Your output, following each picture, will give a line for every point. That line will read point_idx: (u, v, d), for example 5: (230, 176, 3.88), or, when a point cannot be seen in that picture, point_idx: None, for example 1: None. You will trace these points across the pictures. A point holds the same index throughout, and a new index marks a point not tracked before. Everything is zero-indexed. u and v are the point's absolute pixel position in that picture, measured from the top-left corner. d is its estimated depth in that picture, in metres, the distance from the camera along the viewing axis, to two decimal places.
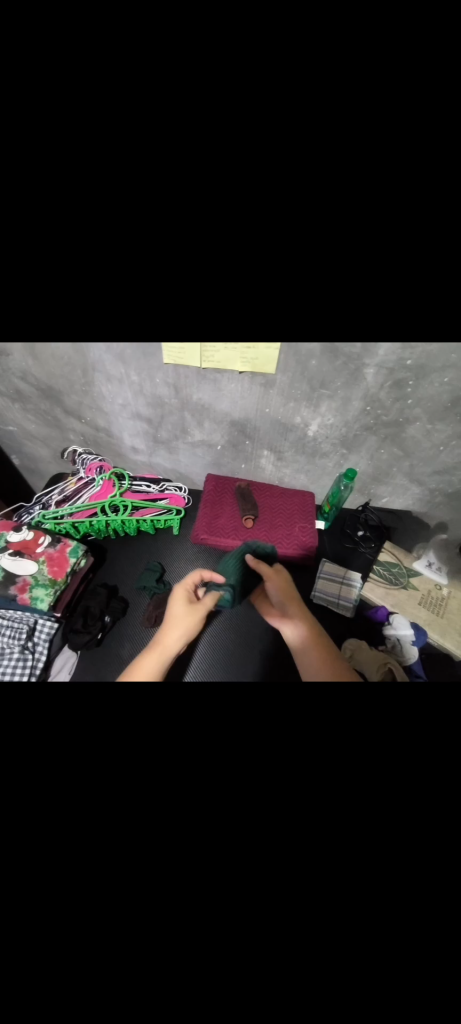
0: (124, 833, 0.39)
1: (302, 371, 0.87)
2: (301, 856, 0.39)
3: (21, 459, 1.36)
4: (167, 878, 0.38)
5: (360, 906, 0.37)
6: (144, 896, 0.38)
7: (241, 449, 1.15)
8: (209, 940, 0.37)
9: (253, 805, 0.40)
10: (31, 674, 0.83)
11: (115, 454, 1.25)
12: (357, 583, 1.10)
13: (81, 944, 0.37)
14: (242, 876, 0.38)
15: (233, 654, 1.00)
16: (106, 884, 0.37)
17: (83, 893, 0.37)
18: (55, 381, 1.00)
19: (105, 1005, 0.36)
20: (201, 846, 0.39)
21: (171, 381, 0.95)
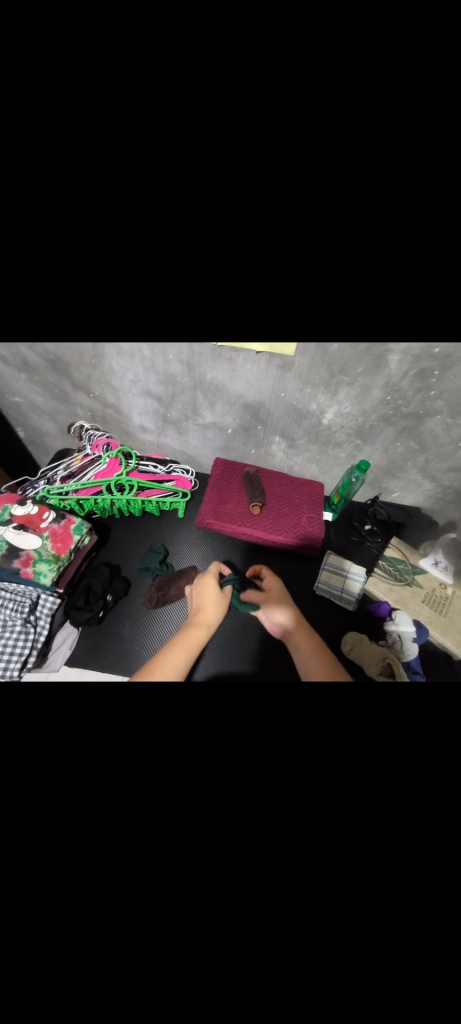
0: (123, 806, 0.40)
1: (323, 355, 0.83)
2: (295, 839, 0.40)
3: (27, 432, 1.33)
4: (162, 851, 0.39)
5: (350, 892, 0.38)
6: (140, 867, 0.39)
7: (253, 434, 1.12)
8: (200, 914, 0.38)
9: (249, 788, 0.41)
10: (34, 647, 0.84)
11: (123, 432, 1.23)
12: (361, 577, 1.09)
13: (75, 908, 0.38)
14: (236, 853, 0.40)
15: (228, 646, 1.01)
16: (102, 851, 0.39)
17: (81, 861, 0.38)
18: (64, 351, 0.96)
19: (98, 972, 0.37)
20: (197, 823, 0.40)
21: (185, 359, 0.91)
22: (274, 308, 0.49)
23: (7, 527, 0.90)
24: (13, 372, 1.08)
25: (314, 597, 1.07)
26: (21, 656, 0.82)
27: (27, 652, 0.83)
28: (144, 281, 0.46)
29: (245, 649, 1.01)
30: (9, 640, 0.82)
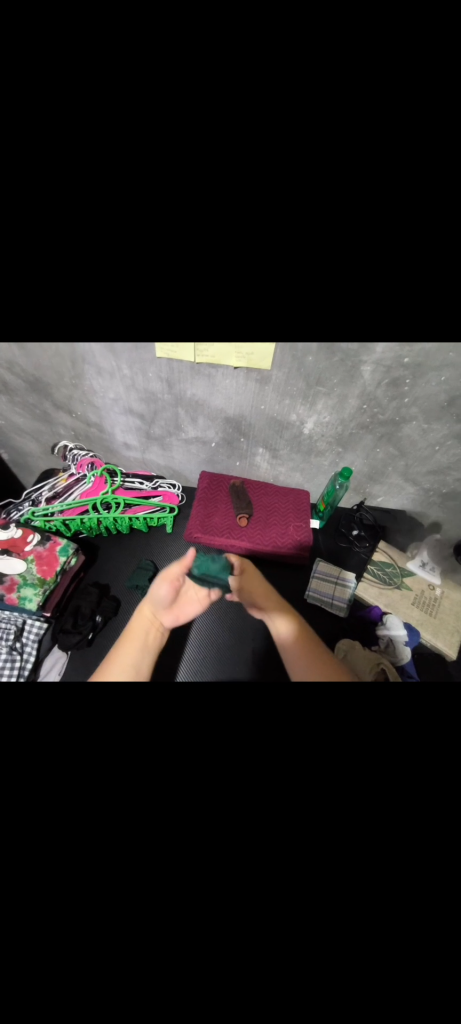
0: (110, 846, 0.38)
1: (299, 368, 0.86)
2: (290, 865, 0.38)
3: (11, 454, 1.32)
4: (152, 891, 0.37)
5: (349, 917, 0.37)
6: (130, 910, 0.37)
7: (236, 446, 1.13)
8: (196, 954, 0.37)
9: (241, 814, 0.40)
10: (19, 674, 0.81)
11: (107, 450, 1.23)
12: (351, 583, 1.09)
13: (66, 962, 0.36)
14: (230, 887, 0.38)
15: (216, 649, 0.99)
16: (91, 898, 0.37)
17: (64, 912, 0.36)
18: (44, 373, 0.97)
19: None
20: (189, 857, 0.38)
21: (165, 376, 0.92)
22: (246, 315, 0.49)
23: None
24: None
25: (305, 605, 1.07)
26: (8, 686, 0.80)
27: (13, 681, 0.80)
28: (117, 310, 0.47)
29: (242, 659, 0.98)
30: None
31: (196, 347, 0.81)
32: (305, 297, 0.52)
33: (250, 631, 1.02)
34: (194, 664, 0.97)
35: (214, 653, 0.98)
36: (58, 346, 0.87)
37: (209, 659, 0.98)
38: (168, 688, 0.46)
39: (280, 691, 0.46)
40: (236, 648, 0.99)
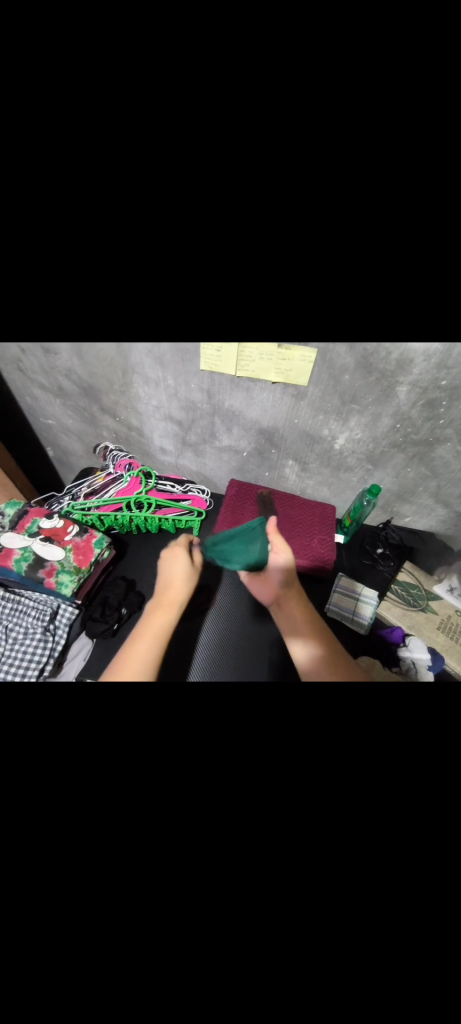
0: (134, 812, 0.41)
1: (334, 386, 0.89)
2: (303, 856, 0.40)
3: (56, 451, 1.43)
4: (170, 862, 0.39)
5: (358, 915, 0.38)
6: (149, 877, 0.39)
7: (267, 457, 1.17)
8: (206, 933, 0.38)
9: (258, 803, 0.42)
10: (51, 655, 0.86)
11: (144, 453, 1.30)
12: (373, 601, 1.08)
13: (85, 925, 0.38)
14: (243, 869, 0.39)
15: (223, 645, 1.02)
16: (113, 864, 0.39)
17: (88, 869, 0.39)
18: (96, 379, 1.06)
19: (100, 994, 0.37)
20: (206, 833, 0.40)
21: (206, 388, 0.98)
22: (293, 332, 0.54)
23: (35, 538, 0.95)
24: (49, 397, 1.18)
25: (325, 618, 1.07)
26: (38, 664, 0.85)
27: (45, 661, 0.85)
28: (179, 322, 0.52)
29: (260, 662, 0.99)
30: (29, 646, 0.86)
31: (240, 346, 0.82)
32: (349, 313, 0.56)
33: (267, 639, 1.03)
34: (199, 656, 0.99)
35: (221, 648, 1.01)
36: (106, 345, 0.93)
37: (214, 653, 1.00)
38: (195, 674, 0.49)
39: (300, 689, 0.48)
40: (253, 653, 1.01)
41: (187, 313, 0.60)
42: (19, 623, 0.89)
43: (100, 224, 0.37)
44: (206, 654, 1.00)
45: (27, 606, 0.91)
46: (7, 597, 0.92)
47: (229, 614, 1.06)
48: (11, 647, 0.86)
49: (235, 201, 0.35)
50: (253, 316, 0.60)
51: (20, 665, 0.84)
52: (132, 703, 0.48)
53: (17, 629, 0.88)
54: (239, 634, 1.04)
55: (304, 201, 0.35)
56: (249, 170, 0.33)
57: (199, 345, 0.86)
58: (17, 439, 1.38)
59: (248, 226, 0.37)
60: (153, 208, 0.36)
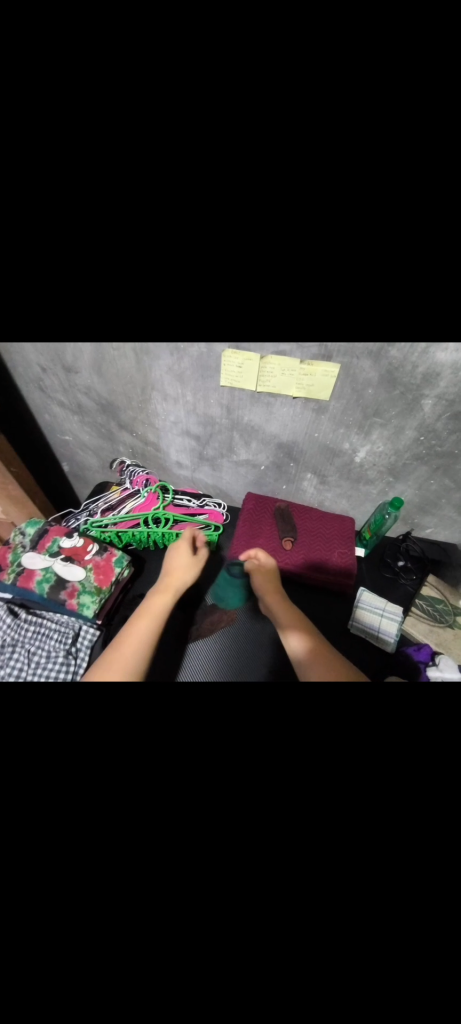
0: (179, 860, 0.39)
1: (357, 399, 0.88)
2: (358, 913, 0.37)
3: (71, 467, 1.43)
4: (217, 917, 0.37)
5: (416, 968, 0.36)
6: (196, 929, 0.37)
7: (285, 470, 1.15)
8: (258, 981, 0.37)
9: (321, 868, 0.37)
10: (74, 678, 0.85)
11: (160, 467, 1.30)
12: (399, 616, 1.05)
13: (141, 982, 0.37)
14: (294, 927, 0.37)
15: (235, 656, 0.97)
16: (166, 923, 0.37)
17: (131, 920, 0.37)
18: (114, 396, 1.06)
19: (137, 1021, 0.36)
20: (254, 886, 0.38)
21: (225, 402, 0.98)
22: None
23: (55, 557, 0.94)
24: (68, 414, 1.18)
25: (349, 635, 1.04)
26: None
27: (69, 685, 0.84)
28: None
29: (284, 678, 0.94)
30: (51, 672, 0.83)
31: (262, 356, 0.83)
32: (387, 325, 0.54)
33: None
34: (207, 665, 0.96)
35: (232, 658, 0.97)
36: (127, 355, 0.92)
37: (224, 665, 0.96)
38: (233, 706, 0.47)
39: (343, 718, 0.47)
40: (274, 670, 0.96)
41: None
42: (41, 646, 0.87)
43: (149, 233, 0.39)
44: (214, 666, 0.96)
45: (49, 627, 0.89)
46: (29, 618, 0.90)
47: (245, 626, 1.02)
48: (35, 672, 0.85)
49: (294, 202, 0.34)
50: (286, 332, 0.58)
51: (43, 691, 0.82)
52: None
53: (40, 653, 0.86)
54: (254, 646, 0.99)
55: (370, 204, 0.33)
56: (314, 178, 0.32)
57: (221, 359, 0.86)
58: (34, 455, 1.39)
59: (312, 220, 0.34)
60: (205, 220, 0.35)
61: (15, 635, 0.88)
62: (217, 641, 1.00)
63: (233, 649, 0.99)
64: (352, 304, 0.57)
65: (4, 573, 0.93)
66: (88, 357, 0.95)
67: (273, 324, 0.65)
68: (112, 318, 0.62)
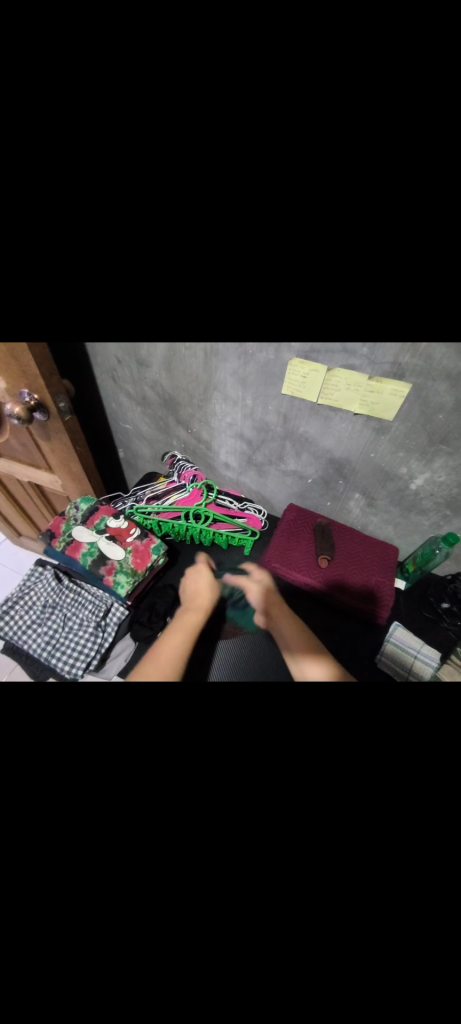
0: (170, 838, 0.39)
1: (424, 423, 0.84)
2: (346, 906, 0.36)
3: (126, 452, 1.52)
4: (192, 882, 0.37)
5: (425, 968, 0.34)
6: (175, 902, 0.37)
7: (333, 486, 1.12)
8: (245, 977, 0.36)
9: (310, 876, 0.37)
10: (99, 648, 0.94)
11: (208, 465, 1.33)
12: (435, 663, 0.96)
13: (117, 991, 0.35)
14: (274, 905, 0.36)
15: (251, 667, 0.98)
16: (156, 917, 0.37)
17: (112, 881, 0.37)
18: (178, 391, 1.11)
19: (95, 997, 0.35)
20: (245, 866, 0.38)
21: (283, 410, 0.98)
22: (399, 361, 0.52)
23: (101, 535, 1.00)
24: (132, 403, 1.26)
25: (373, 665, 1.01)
26: (86, 655, 0.93)
27: (93, 652, 0.93)
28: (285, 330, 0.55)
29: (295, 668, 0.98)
30: (82, 639, 0.94)
31: (328, 369, 0.83)
32: None
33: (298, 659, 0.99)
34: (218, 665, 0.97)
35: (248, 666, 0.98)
36: (196, 356, 0.96)
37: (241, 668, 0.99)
38: (239, 708, 0.45)
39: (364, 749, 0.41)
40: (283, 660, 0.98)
41: (289, 318, 0.59)
42: (76, 614, 0.98)
43: (239, 219, 0.41)
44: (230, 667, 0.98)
45: (86, 598, 0.99)
46: (70, 586, 1.01)
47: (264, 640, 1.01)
48: (69, 636, 0.96)
49: (354, 209, 0.39)
50: (363, 316, 0.57)
51: (75, 655, 0.94)
52: (179, 725, 0.43)
53: (75, 619, 0.97)
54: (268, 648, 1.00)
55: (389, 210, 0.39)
56: (359, 190, 0.38)
57: (286, 367, 0.88)
58: (96, 438, 1.49)
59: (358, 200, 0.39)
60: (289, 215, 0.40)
61: (56, 598, 0.99)
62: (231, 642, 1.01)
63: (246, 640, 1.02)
64: (437, 310, 0.55)
65: (56, 541, 1.02)
66: (160, 354, 1.02)
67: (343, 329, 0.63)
68: (183, 320, 0.63)
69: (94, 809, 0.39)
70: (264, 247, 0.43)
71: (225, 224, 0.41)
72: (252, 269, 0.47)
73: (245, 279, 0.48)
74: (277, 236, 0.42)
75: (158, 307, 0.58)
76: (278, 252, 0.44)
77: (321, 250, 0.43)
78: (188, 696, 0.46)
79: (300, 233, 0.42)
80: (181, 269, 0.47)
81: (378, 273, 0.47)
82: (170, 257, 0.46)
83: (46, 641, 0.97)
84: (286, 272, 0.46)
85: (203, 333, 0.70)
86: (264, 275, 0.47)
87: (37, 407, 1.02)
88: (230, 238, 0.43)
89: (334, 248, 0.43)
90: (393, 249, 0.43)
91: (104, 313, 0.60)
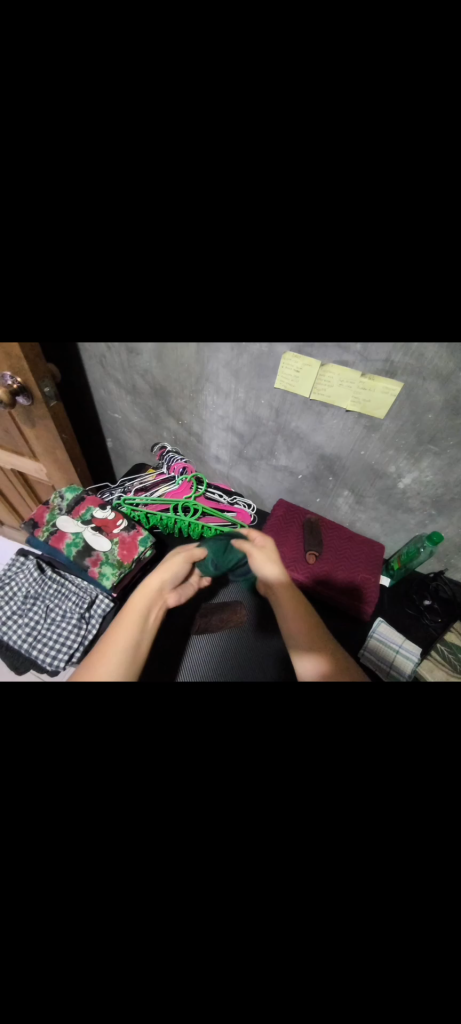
0: (148, 837, 0.38)
1: (414, 422, 0.84)
2: (325, 901, 0.36)
3: (114, 442, 1.48)
4: (171, 882, 0.36)
5: (400, 957, 0.34)
6: (153, 902, 0.36)
7: (322, 482, 1.12)
8: (222, 975, 0.35)
9: (291, 873, 0.37)
10: (83, 639, 0.93)
11: (199, 459, 1.32)
12: (414, 658, 0.99)
13: (90, 987, 0.35)
14: (253, 902, 0.36)
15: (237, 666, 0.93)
16: (132, 918, 0.35)
17: (89, 884, 0.36)
18: (169, 382, 1.09)
19: (69, 997, 0.34)
20: (224, 865, 0.37)
21: (275, 405, 0.98)
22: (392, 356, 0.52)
23: (87, 526, 0.98)
24: (122, 392, 1.23)
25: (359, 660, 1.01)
26: (69, 647, 0.92)
27: (76, 644, 0.92)
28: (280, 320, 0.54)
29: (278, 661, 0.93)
30: (65, 630, 0.93)
31: (322, 365, 0.82)
32: None
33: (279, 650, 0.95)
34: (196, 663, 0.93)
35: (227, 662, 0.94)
36: (188, 346, 0.94)
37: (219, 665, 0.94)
38: (221, 702, 0.45)
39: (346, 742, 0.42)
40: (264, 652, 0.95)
41: (283, 313, 0.58)
42: (59, 605, 0.96)
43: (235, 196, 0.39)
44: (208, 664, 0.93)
45: (69, 590, 0.97)
46: (53, 577, 0.99)
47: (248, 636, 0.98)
48: (51, 627, 0.94)
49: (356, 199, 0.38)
50: (358, 310, 0.56)
51: (57, 647, 0.93)
52: (163, 715, 0.44)
53: (57, 611, 0.96)
54: (249, 642, 0.97)
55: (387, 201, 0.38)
56: None
57: (279, 361, 0.87)
58: (84, 427, 1.46)
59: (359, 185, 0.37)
60: (288, 201, 0.38)
61: (38, 588, 0.97)
62: (212, 639, 0.98)
63: (225, 637, 0.98)
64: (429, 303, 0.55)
65: (39, 530, 0.99)
66: (151, 343, 1.00)
67: (336, 326, 0.63)
68: (176, 316, 0.63)
69: (71, 803, 0.38)
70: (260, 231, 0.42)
71: (220, 205, 0.39)
72: (247, 256, 0.45)
73: (240, 263, 0.46)
74: (274, 216, 0.40)
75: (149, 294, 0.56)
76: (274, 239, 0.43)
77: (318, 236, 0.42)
78: (172, 690, 0.45)
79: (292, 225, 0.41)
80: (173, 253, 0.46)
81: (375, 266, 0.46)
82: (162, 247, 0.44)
83: (28, 632, 0.95)
84: (280, 264, 0.45)
85: (195, 321, 0.68)
86: (259, 261, 0.45)
87: (21, 391, 0.98)
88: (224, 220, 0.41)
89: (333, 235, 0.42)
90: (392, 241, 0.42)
91: (93, 299, 0.58)
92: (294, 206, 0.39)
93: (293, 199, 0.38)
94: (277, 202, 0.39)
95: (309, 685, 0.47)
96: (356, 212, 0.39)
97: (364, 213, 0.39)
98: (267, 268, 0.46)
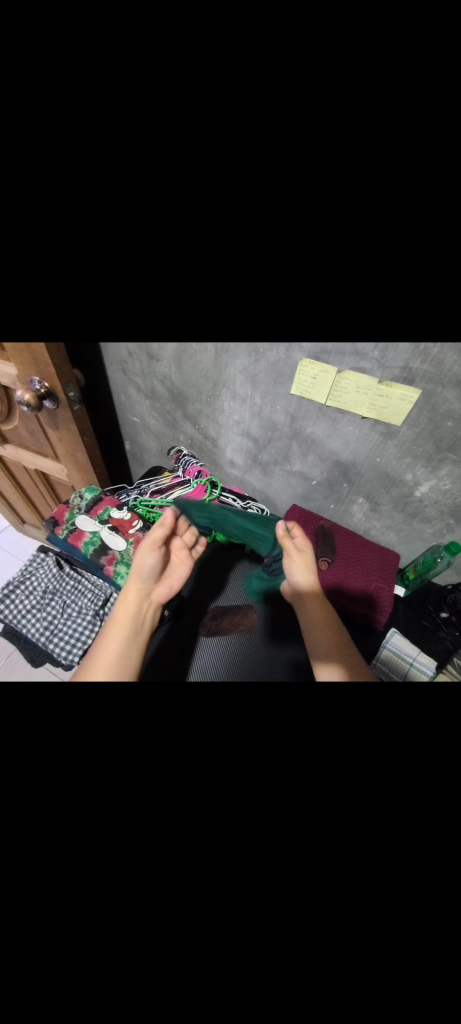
0: (155, 824, 0.39)
1: (433, 430, 0.83)
2: (327, 909, 0.36)
3: (132, 445, 1.53)
4: (175, 870, 0.37)
5: (406, 967, 0.34)
6: (156, 898, 0.37)
7: (337, 489, 1.12)
8: (220, 974, 0.35)
9: (294, 878, 0.37)
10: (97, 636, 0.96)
11: (214, 463, 1.34)
12: (430, 670, 0.96)
13: (91, 977, 0.35)
14: (254, 905, 0.36)
15: (251, 665, 0.95)
16: (137, 910, 0.36)
17: (96, 873, 0.37)
18: (187, 388, 1.11)
19: (73, 984, 0.35)
20: (227, 865, 0.37)
21: (291, 411, 0.99)
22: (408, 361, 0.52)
23: (103, 526, 1.01)
24: (141, 397, 1.27)
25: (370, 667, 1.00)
26: (83, 643, 0.96)
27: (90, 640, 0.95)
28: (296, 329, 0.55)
29: (289, 662, 0.97)
30: (81, 626, 0.96)
31: (338, 372, 0.83)
32: None
33: (290, 655, 0.98)
34: (208, 666, 0.95)
35: (240, 662, 0.96)
36: (206, 353, 0.97)
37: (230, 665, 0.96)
38: (228, 702, 0.47)
39: (352, 748, 0.42)
40: (274, 656, 0.98)
41: (300, 317, 0.58)
42: (75, 601, 1.00)
43: (255, 222, 0.41)
44: (219, 663, 0.96)
45: (85, 587, 1.01)
46: (70, 574, 1.03)
47: (260, 637, 1.01)
48: (67, 622, 0.98)
49: (374, 210, 0.39)
50: (376, 317, 0.57)
51: (72, 642, 0.96)
52: (172, 711, 0.45)
53: (73, 608, 0.99)
54: (260, 646, 1.00)
55: (405, 212, 0.39)
56: (384, 180, 0.36)
57: (296, 368, 0.88)
58: (104, 430, 1.51)
59: (377, 197, 0.38)
60: (306, 214, 0.39)
61: (56, 584, 1.01)
62: (225, 641, 1.01)
63: (238, 639, 1.01)
64: (450, 312, 0.55)
65: (59, 528, 1.03)
66: (172, 350, 1.03)
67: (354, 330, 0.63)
68: (195, 323, 0.65)
69: (83, 791, 0.40)
70: (276, 249, 0.44)
71: (241, 220, 0.41)
72: (266, 268, 0.47)
73: (259, 272, 0.47)
74: (293, 225, 0.41)
75: (172, 307, 0.59)
76: (292, 252, 0.44)
77: (336, 249, 0.43)
78: (182, 688, 0.46)
79: (311, 236, 0.42)
80: (195, 270, 0.48)
81: (392, 276, 0.47)
82: (184, 258, 0.46)
83: (44, 626, 0.98)
84: (299, 272, 0.46)
85: (213, 328, 0.70)
86: (278, 269, 0.46)
87: (47, 396, 1.03)
88: (245, 241, 0.43)
89: (349, 249, 0.43)
90: (408, 253, 0.43)
91: (119, 311, 0.61)
92: (313, 221, 0.40)
93: (311, 220, 0.40)
94: (295, 222, 0.40)
95: (317, 690, 0.47)
96: (373, 222, 0.40)
97: (381, 221, 0.40)
98: (285, 278, 0.48)
